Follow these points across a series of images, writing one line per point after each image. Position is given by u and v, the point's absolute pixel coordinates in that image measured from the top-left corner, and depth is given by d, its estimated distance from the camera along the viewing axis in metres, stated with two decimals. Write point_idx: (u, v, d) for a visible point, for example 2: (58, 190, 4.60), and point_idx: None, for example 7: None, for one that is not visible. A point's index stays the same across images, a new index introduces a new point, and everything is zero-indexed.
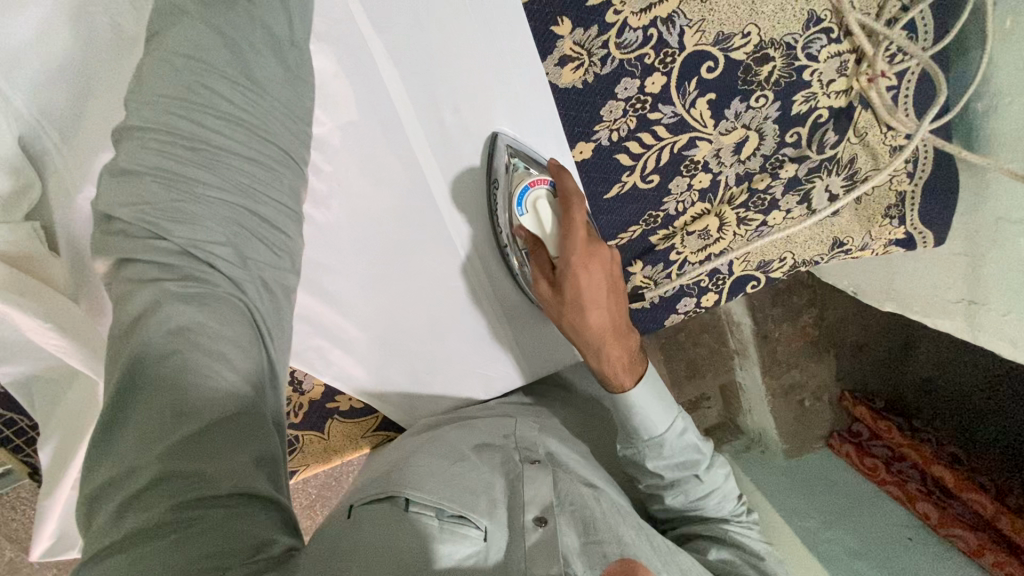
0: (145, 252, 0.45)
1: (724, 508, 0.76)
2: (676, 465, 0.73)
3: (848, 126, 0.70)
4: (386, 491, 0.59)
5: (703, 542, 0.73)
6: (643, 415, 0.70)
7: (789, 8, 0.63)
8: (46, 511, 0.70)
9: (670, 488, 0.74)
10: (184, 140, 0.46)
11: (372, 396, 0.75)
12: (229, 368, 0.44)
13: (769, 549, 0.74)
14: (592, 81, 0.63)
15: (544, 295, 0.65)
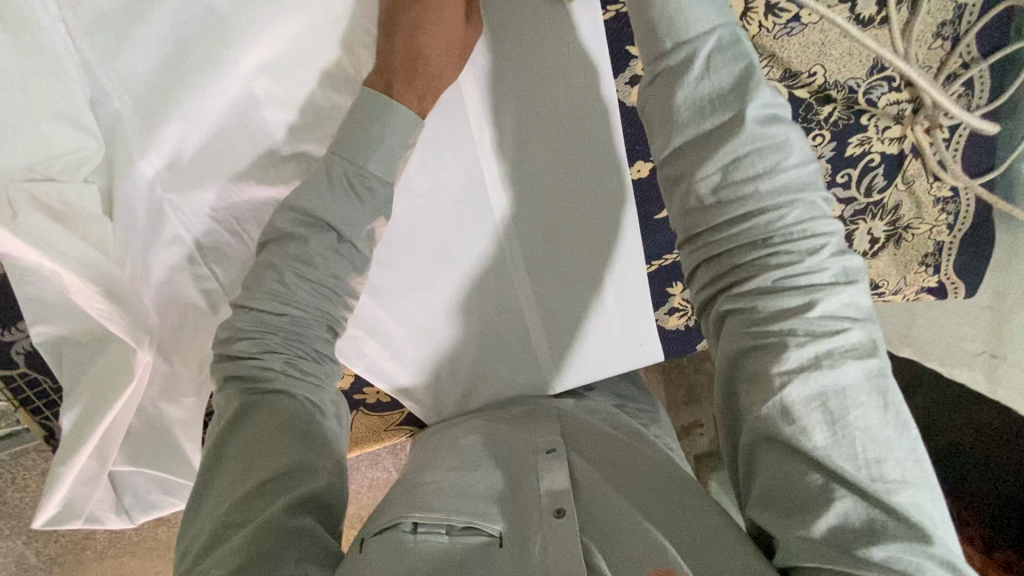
0: (255, 328, 0.56)
1: (799, 251, 0.45)
2: (708, 136, 0.48)
3: (897, 172, 0.71)
4: (388, 519, 0.50)
5: (745, 384, 0.44)
6: (696, 26, 0.49)
7: (857, 53, 0.64)
8: (57, 477, 0.68)
9: (703, 165, 0.47)
10: (296, 257, 0.57)
11: (398, 392, 0.73)
12: (289, 420, 0.52)
13: (868, 373, 0.42)
14: None
15: None
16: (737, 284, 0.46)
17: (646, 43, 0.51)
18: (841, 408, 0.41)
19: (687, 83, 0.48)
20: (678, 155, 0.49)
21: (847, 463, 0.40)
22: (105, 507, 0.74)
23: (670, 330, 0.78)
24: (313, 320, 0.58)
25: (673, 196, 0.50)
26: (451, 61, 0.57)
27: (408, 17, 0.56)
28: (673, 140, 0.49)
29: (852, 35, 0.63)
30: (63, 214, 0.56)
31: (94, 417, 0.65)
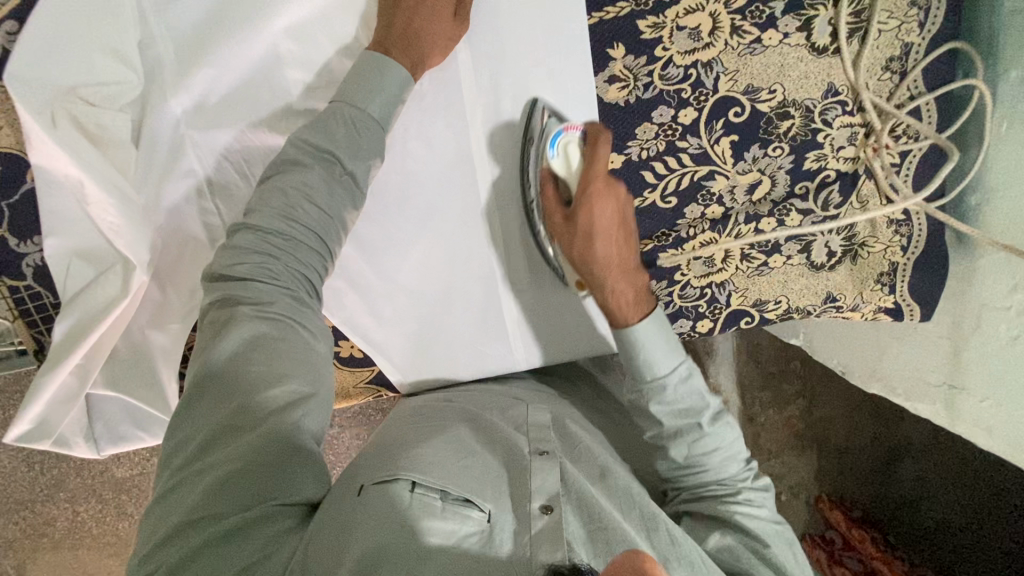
0: (258, 254, 0.60)
1: (736, 477, 0.69)
2: (677, 411, 0.68)
3: (853, 190, 0.78)
4: (389, 473, 0.59)
5: (709, 516, 0.67)
6: (646, 353, 0.67)
7: (813, 77, 0.72)
8: (37, 390, 0.72)
9: (674, 442, 0.69)
10: (304, 184, 0.61)
11: (371, 346, 0.78)
12: (281, 350, 0.58)
13: (781, 534, 0.67)
14: (634, 102, 0.71)
15: (557, 228, 0.69)
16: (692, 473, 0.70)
17: (630, 361, 0.68)
18: (768, 546, 0.64)
19: (659, 409, 0.68)
20: (651, 414, 0.69)
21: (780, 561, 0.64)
22: (75, 431, 0.77)
23: None
24: (309, 251, 0.62)
25: (639, 396, 0.70)
26: (442, 32, 0.65)
27: (411, 2, 0.64)
28: (643, 394, 0.69)
29: (808, 61, 0.72)
30: (94, 134, 0.63)
31: (86, 328, 0.69)
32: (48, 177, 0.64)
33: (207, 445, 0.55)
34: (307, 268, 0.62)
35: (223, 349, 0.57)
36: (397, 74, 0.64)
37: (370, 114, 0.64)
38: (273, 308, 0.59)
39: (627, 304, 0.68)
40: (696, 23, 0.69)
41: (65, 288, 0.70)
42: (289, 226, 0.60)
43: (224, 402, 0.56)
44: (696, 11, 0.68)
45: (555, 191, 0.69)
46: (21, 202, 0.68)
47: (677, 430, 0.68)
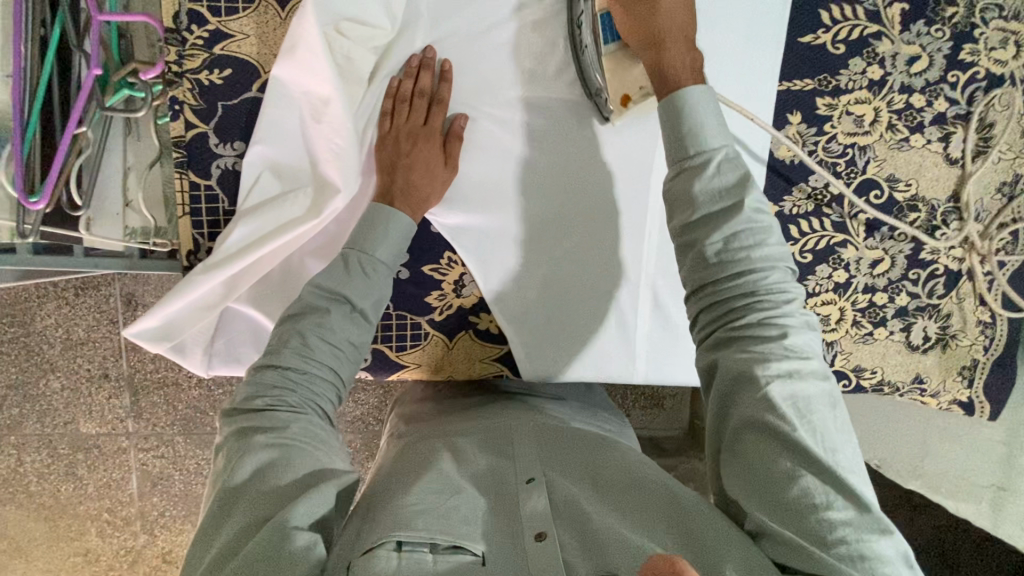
0: (261, 387, 0.63)
1: (776, 299, 0.61)
2: (717, 198, 0.62)
3: (954, 286, 0.88)
4: (373, 538, 0.56)
5: (745, 396, 0.59)
6: (695, 123, 0.63)
7: (941, 182, 0.84)
8: (185, 287, 0.70)
9: (709, 235, 0.62)
10: (303, 334, 0.65)
11: (512, 330, 0.80)
12: (263, 499, 0.57)
13: (820, 385, 0.60)
14: (797, 163, 0.81)
15: (624, 4, 0.67)
16: (740, 300, 0.61)
17: (674, 135, 0.64)
18: (807, 410, 0.58)
19: (706, 193, 0.62)
20: (692, 198, 0.62)
21: (807, 444, 0.56)
22: (198, 341, 0.76)
23: None
24: (323, 382, 0.65)
25: (677, 180, 0.64)
26: (438, 172, 0.72)
27: (406, 162, 0.70)
28: (677, 184, 0.63)
29: (942, 167, 0.83)
30: (343, 67, 0.69)
31: (261, 242, 0.70)
32: (292, 88, 0.69)
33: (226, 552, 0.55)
34: (348, 334, 0.67)
35: (230, 481, 0.58)
36: (401, 221, 0.69)
37: (377, 261, 0.69)
38: (289, 431, 0.60)
39: (684, 73, 0.65)
40: (862, 112, 0.80)
41: (250, 197, 0.71)
42: (330, 301, 0.67)
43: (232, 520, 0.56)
44: (863, 103, 0.80)
45: (618, 11, 0.68)
46: (238, 107, 0.71)
47: (725, 249, 0.62)
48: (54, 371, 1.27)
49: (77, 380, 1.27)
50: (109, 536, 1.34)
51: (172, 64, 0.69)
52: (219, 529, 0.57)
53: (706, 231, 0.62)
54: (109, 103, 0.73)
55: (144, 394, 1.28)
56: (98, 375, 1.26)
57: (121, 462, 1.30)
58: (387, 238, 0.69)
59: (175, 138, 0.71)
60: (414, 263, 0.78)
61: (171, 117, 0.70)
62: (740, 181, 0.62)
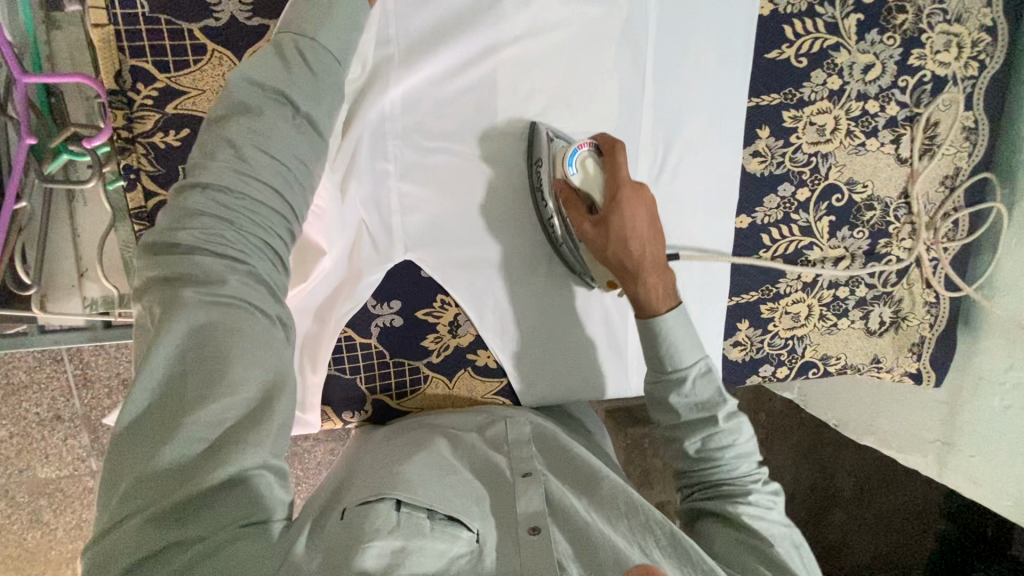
0: (175, 262, 0.49)
1: (746, 482, 0.66)
2: (693, 407, 0.67)
3: (904, 274, 0.95)
4: (372, 493, 0.57)
5: (716, 540, 0.63)
6: (671, 344, 0.66)
7: (893, 180, 0.90)
8: None
9: (688, 434, 0.67)
10: (229, 198, 0.51)
11: (509, 360, 0.81)
12: (227, 328, 0.48)
13: (789, 536, 0.63)
14: (767, 174, 0.84)
15: (587, 234, 0.67)
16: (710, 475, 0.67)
17: (652, 351, 0.67)
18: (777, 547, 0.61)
19: (680, 392, 0.67)
20: (670, 408, 0.67)
21: (787, 561, 0.60)
22: None
23: (732, 361, 0.92)
24: (274, 216, 0.53)
25: (656, 389, 0.68)
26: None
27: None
28: (656, 388, 0.68)
29: (894, 167, 0.89)
30: None
31: None
32: None
33: (154, 473, 0.45)
34: (298, 151, 0.54)
35: (144, 392, 0.47)
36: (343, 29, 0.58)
37: (319, 44, 0.56)
38: (226, 288, 0.49)
39: (658, 295, 0.66)
40: (823, 122, 0.84)
41: None
42: (263, 102, 0.53)
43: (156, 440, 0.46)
44: (825, 113, 0.83)
45: (580, 203, 0.68)
46: None
47: (699, 417, 0.66)
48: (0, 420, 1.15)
49: (27, 426, 1.15)
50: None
51: (120, 130, 0.63)
52: (136, 455, 0.46)
53: (689, 422, 0.67)
54: (48, 171, 0.67)
55: (105, 430, 1.17)
56: (50, 418, 1.15)
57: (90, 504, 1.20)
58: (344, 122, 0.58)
59: (134, 209, 0.65)
60: (407, 310, 0.77)
61: (128, 186, 0.65)
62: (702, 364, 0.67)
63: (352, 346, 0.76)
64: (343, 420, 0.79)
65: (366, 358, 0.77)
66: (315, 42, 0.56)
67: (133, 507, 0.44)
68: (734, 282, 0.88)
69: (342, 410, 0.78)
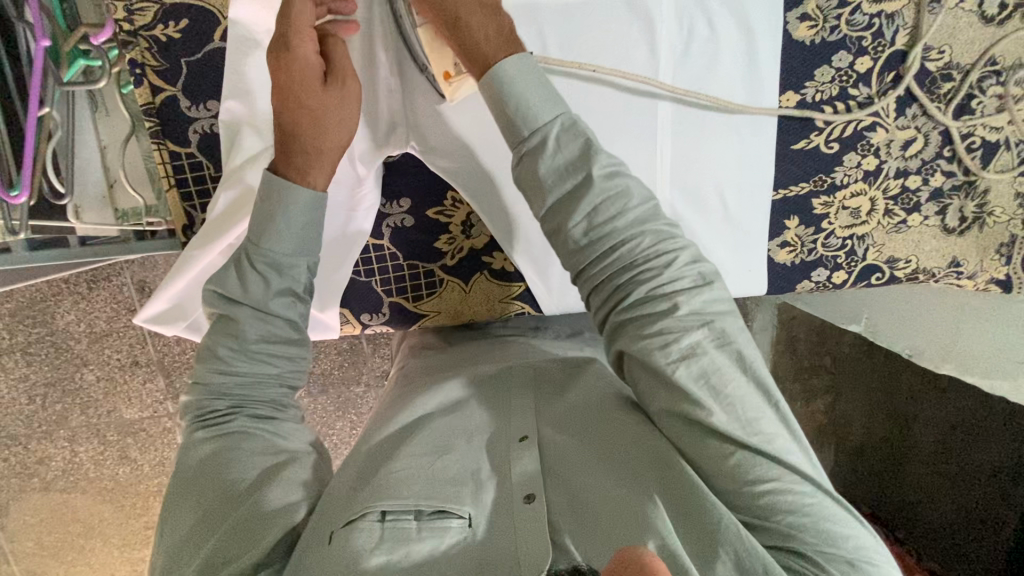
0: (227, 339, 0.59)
1: (659, 268, 0.53)
2: (554, 173, 0.54)
3: (993, 157, 0.80)
4: (357, 506, 0.53)
5: (648, 378, 0.53)
6: (519, 100, 0.53)
7: (978, 42, 0.76)
8: (183, 263, 0.68)
9: (571, 213, 0.53)
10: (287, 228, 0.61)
11: (528, 266, 0.77)
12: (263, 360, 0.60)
13: (707, 330, 0.51)
14: (819, 42, 0.74)
15: (418, 14, 0.57)
16: (611, 280, 0.54)
17: (500, 114, 0.54)
18: (722, 384, 0.50)
19: (549, 163, 0.54)
20: (536, 180, 0.54)
21: (753, 428, 0.49)
22: (212, 318, 0.74)
23: (779, 264, 0.83)
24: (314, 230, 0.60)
25: (523, 167, 0.55)
26: (333, 103, 0.59)
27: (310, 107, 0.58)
28: (523, 169, 0.55)
29: (978, 27, 0.76)
30: None
31: (252, 205, 0.67)
32: (253, 29, 0.63)
33: (210, 487, 0.55)
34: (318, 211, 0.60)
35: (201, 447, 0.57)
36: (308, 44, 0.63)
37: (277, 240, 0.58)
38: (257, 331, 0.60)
39: (491, 45, 0.55)
40: None
41: (233, 155, 0.67)
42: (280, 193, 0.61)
43: (222, 461, 0.56)
44: None
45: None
46: (202, 62, 0.65)
47: (604, 229, 0.53)
48: (88, 365, 1.21)
49: (111, 370, 1.22)
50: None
51: (121, 22, 0.63)
52: (199, 475, 0.56)
53: (562, 212, 0.54)
54: (66, 79, 0.68)
55: (177, 374, 1.23)
56: (130, 363, 1.22)
57: (170, 441, 1.28)
58: (290, 232, 0.59)
59: (143, 106, 0.65)
60: (417, 210, 0.74)
61: (134, 83, 0.65)
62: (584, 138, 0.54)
63: (364, 247, 0.75)
64: (362, 323, 0.79)
65: (379, 259, 0.76)
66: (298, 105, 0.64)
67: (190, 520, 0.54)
68: (779, 173, 0.78)
69: (360, 314, 0.78)
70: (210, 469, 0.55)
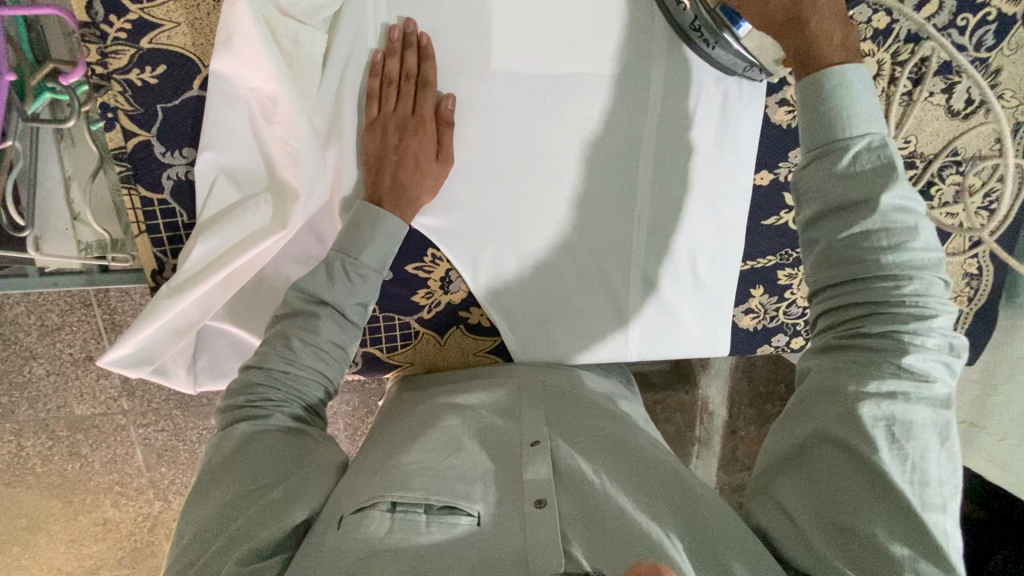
0: (282, 337, 0.59)
1: (900, 316, 0.50)
2: (848, 186, 0.51)
3: (945, 241, 0.86)
4: (366, 496, 0.53)
5: (829, 410, 0.51)
6: (840, 109, 0.52)
7: (940, 136, 0.80)
8: (154, 313, 0.65)
9: (839, 235, 0.52)
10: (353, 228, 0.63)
11: (503, 318, 0.78)
12: (308, 358, 0.59)
13: (937, 417, 0.49)
14: (795, 127, 0.77)
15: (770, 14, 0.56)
16: (854, 322, 0.52)
17: (808, 118, 0.53)
18: (906, 436, 0.48)
19: (883, 203, 0.50)
20: (820, 191, 0.52)
21: (898, 485, 0.47)
22: (178, 362, 0.72)
23: (743, 329, 0.87)
24: (376, 252, 0.63)
25: (808, 172, 0.53)
26: (436, 169, 0.66)
27: (395, 158, 0.64)
28: (814, 174, 0.53)
29: (943, 121, 0.80)
30: (290, 51, 0.60)
31: (227, 260, 0.65)
32: (235, 84, 0.61)
33: (235, 462, 0.53)
34: (385, 229, 0.63)
35: (235, 430, 0.55)
36: (350, 82, 0.64)
37: (363, 265, 0.62)
38: (302, 346, 0.59)
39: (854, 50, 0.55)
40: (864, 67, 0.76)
41: (209, 208, 0.65)
42: (346, 234, 0.63)
43: (252, 445, 0.54)
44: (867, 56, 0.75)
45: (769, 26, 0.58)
46: (180, 110, 0.63)
47: (845, 236, 0.51)
48: (36, 358, 1.07)
49: (63, 364, 1.07)
50: (124, 506, 1.19)
51: (94, 65, 0.60)
52: (230, 455, 0.54)
53: (829, 228, 0.52)
54: (31, 112, 0.65)
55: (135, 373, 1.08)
56: (84, 358, 1.06)
57: (123, 438, 1.12)
58: (375, 242, 0.62)
59: (114, 150, 0.63)
60: (395, 264, 0.74)
61: (104, 126, 0.62)
62: (882, 170, 0.51)
63: None
64: None
65: None
66: (347, 149, 0.65)
67: (211, 500, 0.52)
68: (751, 244, 0.82)
69: None
70: (242, 456, 0.54)
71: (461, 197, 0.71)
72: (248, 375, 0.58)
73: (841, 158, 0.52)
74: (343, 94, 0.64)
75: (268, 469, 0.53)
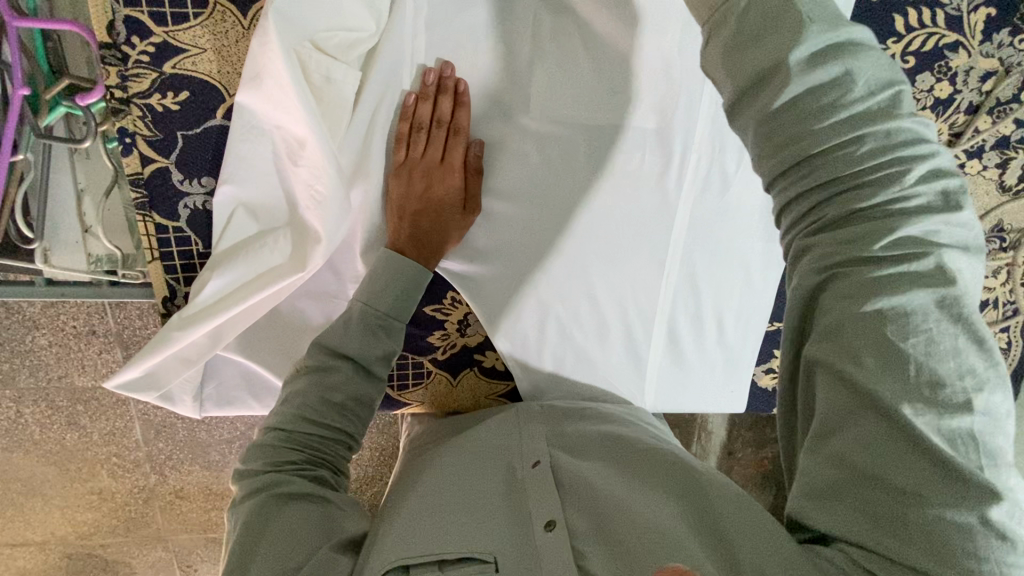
0: (305, 394, 0.57)
1: (875, 184, 0.36)
2: (766, 36, 0.36)
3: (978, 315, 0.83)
4: (380, 558, 0.49)
5: (817, 338, 0.39)
6: None
7: (990, 212, 0.77)
8: (161, 342, 0.63)
9: (779, 110, 0.37)
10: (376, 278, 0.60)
11: (519, 367, 0.75)
12: (330, 414, 0.57)
13: (941, 297, 0.36)
14: None
15: None
16: (815, 210, 0.38)
17: None
18: (900, 340, 0.36)
19: (810, 53, 0.36)
20: (741, 55, 0.37)
21: (904, 411, 0.35)
22: (184, 390, 0.70)
23: (761, 387, 0.86)
24: (396, 301, 0.60)
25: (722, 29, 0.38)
26: (461, 218, 0.63)
27: (421, 207, 0.61)
28: (734, 35, 0.37)
29: (994, 197, 0.76)
30: (321, 90, 0.56)
31: (241, 295, 0.62)
32: (261, 120, 0.58)
33: (258, 542, 0.50)
34: (410, 281, 0.60)
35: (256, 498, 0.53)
36: (379, 124, 0.61)
37: (387, 317, 0.60)
38: (327, 406, 0.57)
39: None
40: None
41: (226, 240, 0.62)
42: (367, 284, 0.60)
43: (276, 520, 0.51)
44: None
45: None
46: (202, 140, 0.60)
47: (772, 117, 0.37)
48: (38, 328, 0.92)
49: (67, 337, 0.92)
50: (121, 478, 1.05)
51: (113, 88, 0.57)
52: (253, 533, 0.50)
53: (756, 108, 0.38)
54: (45, 125, 0.62)
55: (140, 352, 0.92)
56: (86, 332, 0.91)
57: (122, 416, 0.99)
58: (398, 293, 0.60)
59: (130, 175, 0.60)
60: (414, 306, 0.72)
61: (121, 150, 0.59)
62: (775, 11, 0.36)
63: None
64: None
65: None
66: (372, 193, 0.63)
67: None
68: (779, 306, 0.80)
69: None
70: (266, 534, 0.50)
71: (489, 243, 0.69)
72: (270, 435, 0.57)
73: (739, 14, 0.37)
74: (374, 136, 0.61)
75: (294, 546, 0.50)
